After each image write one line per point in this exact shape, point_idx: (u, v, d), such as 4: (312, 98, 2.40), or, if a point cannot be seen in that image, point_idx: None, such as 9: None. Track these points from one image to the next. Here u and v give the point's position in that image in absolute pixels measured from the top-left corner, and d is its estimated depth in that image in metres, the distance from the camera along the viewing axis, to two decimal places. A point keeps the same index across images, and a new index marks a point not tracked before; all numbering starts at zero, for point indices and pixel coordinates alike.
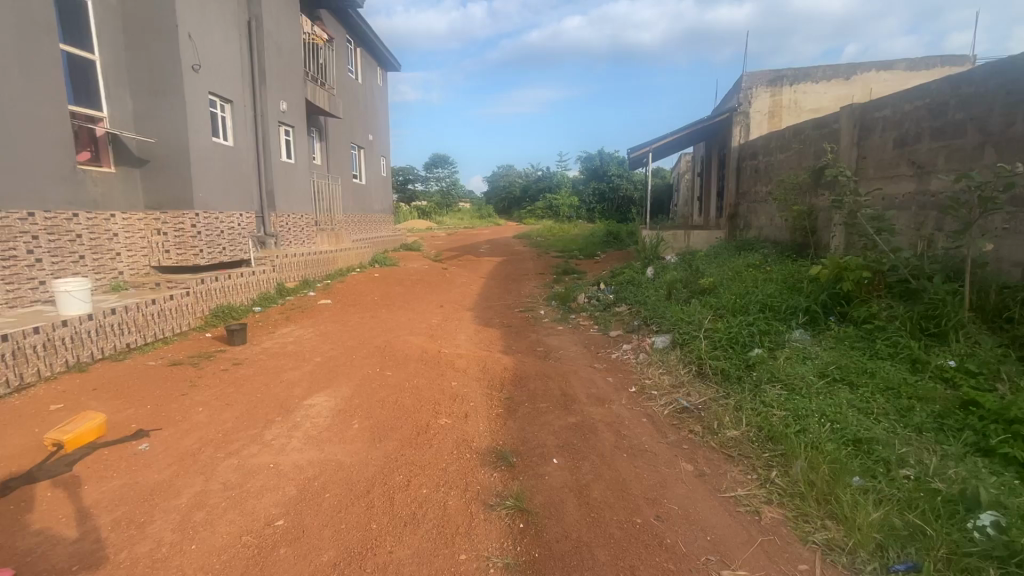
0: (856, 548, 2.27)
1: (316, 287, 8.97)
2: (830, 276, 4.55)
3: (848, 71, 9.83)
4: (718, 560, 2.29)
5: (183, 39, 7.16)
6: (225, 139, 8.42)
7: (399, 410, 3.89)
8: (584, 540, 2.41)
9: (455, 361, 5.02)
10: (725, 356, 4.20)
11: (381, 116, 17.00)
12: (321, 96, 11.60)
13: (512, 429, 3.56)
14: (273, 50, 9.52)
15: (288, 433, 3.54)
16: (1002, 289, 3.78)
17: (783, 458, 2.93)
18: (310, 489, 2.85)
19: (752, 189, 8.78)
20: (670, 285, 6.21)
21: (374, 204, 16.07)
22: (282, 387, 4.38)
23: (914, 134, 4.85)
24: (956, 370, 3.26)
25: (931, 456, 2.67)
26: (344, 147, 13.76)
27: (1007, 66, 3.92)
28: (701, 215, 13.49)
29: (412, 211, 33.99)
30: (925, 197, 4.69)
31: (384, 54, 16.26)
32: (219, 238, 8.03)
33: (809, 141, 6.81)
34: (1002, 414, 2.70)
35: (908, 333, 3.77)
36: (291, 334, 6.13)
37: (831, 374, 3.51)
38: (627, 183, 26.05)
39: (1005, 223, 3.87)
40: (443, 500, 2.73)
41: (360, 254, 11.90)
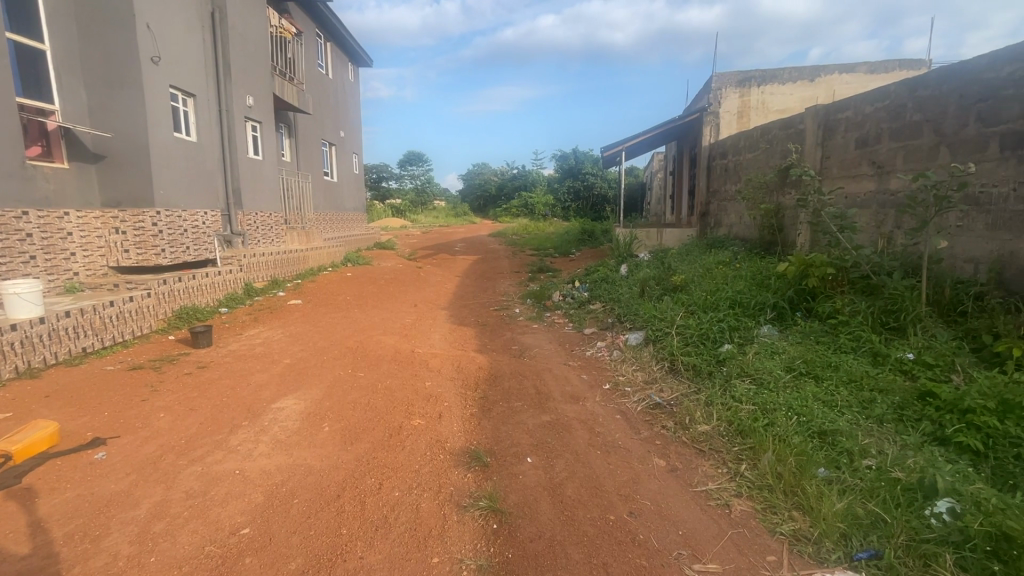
0: (820, 538, 2.32)
1: (285, 287, 8.75)
2: (796, 272, 4.67)
3: (812, 72, 10.11)
4: (689, 554, 2.32)
5: (141, 30, 6.87)
6: (188, 134, 8.12)
7: (371, 412, 3.82)
8: (558, 539, 2.40)
9: (429, 360, 4.97)
10: (696, 353, 4.27)
11: (353, 112, 16.69)
12: (290, 91, 11.31)
13: (486, 429, 3.54)
14: (239, 42, 9.23)
15: (255, 437, 3.43)
16: (956, 284, 3.93)
17: (751, 452, 2.99)
18: (277, 495, 2.77)
19: (722, 188, 8.95)
20: (643, 283, 6.27)
21: (346, 203, 15.79)
22: (249, 391, 4.25)
23: (874, 135, 5.02)
24: (915, 363, 3.39)
25: (891, 446, 2.76)
26: (315, 144, 13.50)
27: (961, 71, 4.08)
28: (674, 213, 13.70)
29: (386, 211, 33.59)
30: (885, 195, 4.85)
31: (356, 49, 15.99)
32: (182, 237, 7.74)
33: (775, 141, 6.97)
34: (956, 404, 2.81)
35: (869, 327, 3.90)
36: (259, 336, 5.96)
37: (798, 368, 3.61)
38: (602, 182, 26.20)
39: (959, 220, 4.04)
40: (416, 502, 2.69)
41: (332, 253, 11.69)
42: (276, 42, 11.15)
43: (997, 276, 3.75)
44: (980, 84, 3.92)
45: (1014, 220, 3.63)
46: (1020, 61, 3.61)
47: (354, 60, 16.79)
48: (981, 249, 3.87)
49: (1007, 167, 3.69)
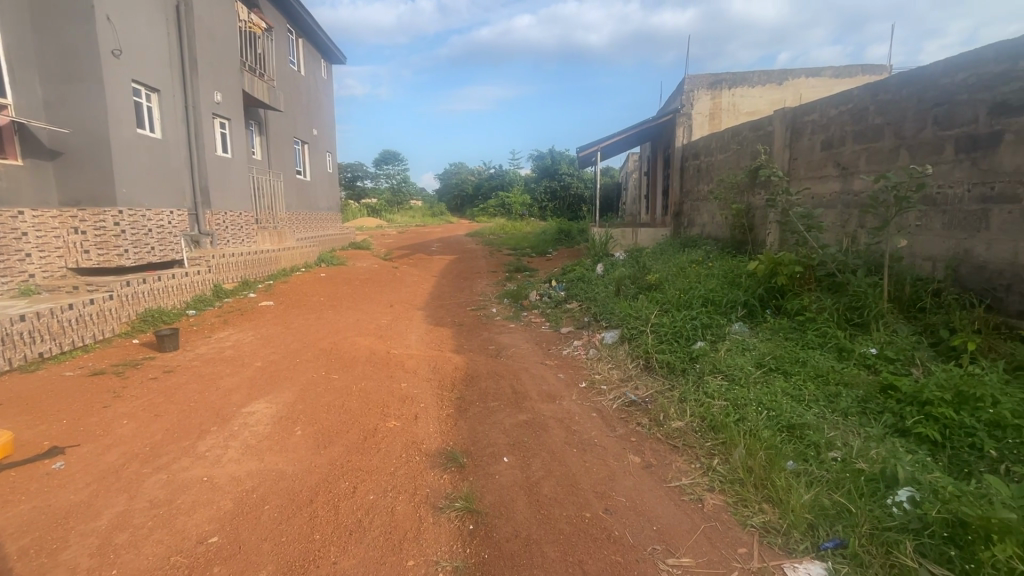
0: (789, 529, 2.38)
1: (257, 288, 8.54)
2: (766, 271, 4.78)
3: (780, 76, 10.39)
4: (662, 549, 2.34)
5: (101, 22, 6.61)
6: (152, 131, 7.85)
7: (346, 414, 3.76)
8: (534, 537, 2.40)
9: (405, 361, 4.92)
10: (670, 350, 4.35)
11: (326, 110, 16.40)
12: (260, 87, 11.04)
13: (463, 429, 3.53)
14: (205, 36, 8.97)
15: (225, 443, 3.34)
16: (916, 282, 4.08)
17: (723, 446, 3.05)
18: (247, 501, 2.70)
19: (695, 188, 9.12)
20: (618, 282, 6.34)
21: (320, 203, 15.52)
22: (218, 395, 4.14)
23: (839, 137, 5.18)
24: (877, 358, 3.51)
25: (856, 438, 2.84)
26: (287, 143, 13.25)
27: (919, 76, 4.24)
28: (648, 212, 13.89)
29: (361, 211, 33.10)
30: (849, 196, 5.02)
31: (329, 46, 15.74)
32: (146, 237, 7.46)
33: (745, 142, 7.13)
34: (916, 397, 2.92)
35: (835, 323, 4.02)
36: (229, 338, 5.81)
37: (767, 364, 3.70)
38: (578, 182, 26.39)
39: (918, 220, 4.21)
40: (392, 505, 2.65)
41: (305, 253, 11.46)
42: (245, 37, 10.87)
43: (953, 273, 3.91)
44: (936, 90, 4.08)
45: (968, 219, 3.80)
46: (972, 68, 3.78)
47: (326, 57, 16.51)
48: (938, 248, 4.03)
49: (962, 168, 3.85)
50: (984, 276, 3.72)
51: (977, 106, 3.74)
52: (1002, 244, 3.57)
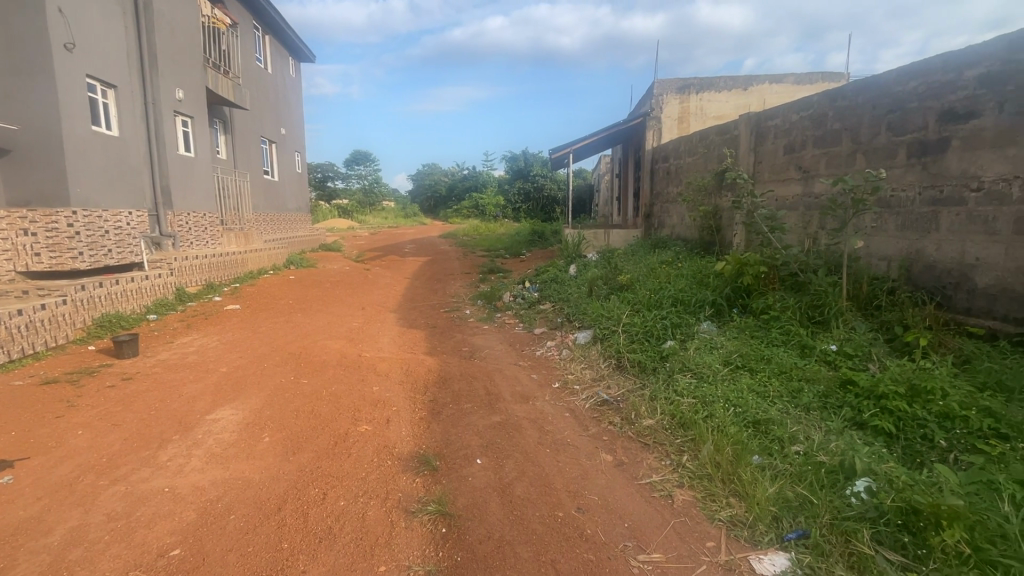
0: (755, 522, 2.45)
1: (222, 292, 8.28)
2: (733, 271, 4.91)
3: (746, 82, 10.70)
4: (634, 545, 2.38)
5: (53, 14, 6.32)
6: (108, 128, 7.53)
7: (315, 419, 3.69)
8: (506, 538, 2.41)
9: (377, 365, 4.85)
10: (641, 349, 4.42)
11: (294, 109, 16.03)
12: (225, 85, 10.73)
13: (436, 432, 3.50)
14: (166, 32, 8.67)
15: (188, 451, 3.23)
16: (872, 280, 4.24)
17: (692, 443, 3.12)
18: (212, 511, 2.61)
19: (665, 190, 9.29)
20: (591, 282, 6.41)
21: (288, 203, 15.16)
22: (181, 402, 3.99)
23: (800, 142, 5.37)
24: (837, 354, 3.64)
25: (817, 432, 2.94)
26: (254, 141, 12.90)
27: (874, 84, 4.44)
28: (620, 214, 14.09)
29: (332, 212, 32.50)
30: (810, 198, 5.22)
31: (297, 43, 15.42)
32: (102, 239, 7.16)
33: (712, 145, 7.32)
34: (872, 391, 3.05)
35: (797, 321, 4.15)
36: (192, 344, 5.61)
37: (734, 362, 3.80)
38: (551, 183, 26.55)
39: (874, 221, 4.40)
40: (362, 511, 2.61)
41: (273, 255, 11.19)
42: (209, 33, 10.55)
43: (906, 272, 4.10)
44: (890, 97, 4.27)
45: (920, 221, 3.99)
46: (922, 77, 3.98)
47: (295, 55, 16.18)
48: (892, 248, 4.23)
49: (913, 172, 4.04)
50: (934, 275, 3.91)
51: (926, 113, 3.93)
52: (951, 244, 3.77)
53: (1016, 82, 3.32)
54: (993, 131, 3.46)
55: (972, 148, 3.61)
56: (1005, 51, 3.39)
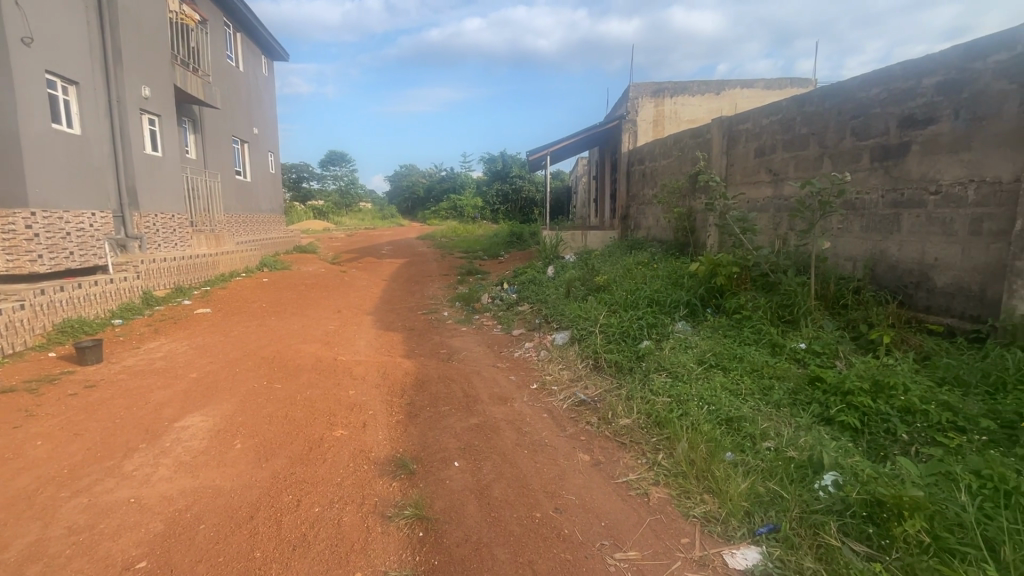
0: (728, 518, 2.50)
1: (191, 295, 8.06)
2: (706, 271, 5.00)
3: (718, 86, 10.94)
4: (611, 544, 2.41)
5: (10, 8, 6.07)
6: (69, 126, 7.26)
7: (289, 425, 3.61)
8: (484, 540, 2.40)
9: (353, 368, 4.79)
10: (618, 350, 4.48)
11: (267, 108, 15.70)
12: (194, 83, 10.45)
13: (413, 435, 3.48)
14: (132, 28, 8.41)
15: (155, 460, 3.13)
16: (839, 280, 4.37)
17: (668, 441, 3.16)
18: (180, 522, 2.54)
19: (641, 193, 9.42)
20: (568, 284, 6.45)
21: (261, 204, 14.85)
22: (148, 410, 3.87)
23: (770, 145, 5.51)
24: (806, 352, 3.74)
25: (787, 428, 3.01)
26: (225, 141, 12.59)
27: (839, 90, 4.59)
28: (597, 215, 14.24)
29: (307, 212, 32.00)
30: (780, 200, 5.36)
31: (270, 41, 15.14)
32: (63, 241, 6.89)
33: (686, 148, 7.45)
34: (839, 387, 3.15)
35: (768, 320, 4.26)
36: (160, 349, 5.44)
37: (708, 361, 3.88)
38: (530, 184, 26.62)
39: (840, 223, 4.55)
40: (338, 517, 2.57)
41: (245, 257, 10.94)
42: (178, 30, 10.27)
43: (870, 272, 4.25)
44: (854, 103, 4.42)
45: (883, 223, 4.13)
46: (884, 84, 4.13)
47: (268, 53, 15.88)
48: (857, 248, 4.37)
49: (876, 176, 4.20)
50: (896, 274, 4.06)
51: (888, 119, 4.09)
52: (911, 245, 3.92)
53: (971, 90, 3.48)
54: (950, 136, 3.61)
55: (930, 153, 3.76)
56: (960, 60, 3.55)
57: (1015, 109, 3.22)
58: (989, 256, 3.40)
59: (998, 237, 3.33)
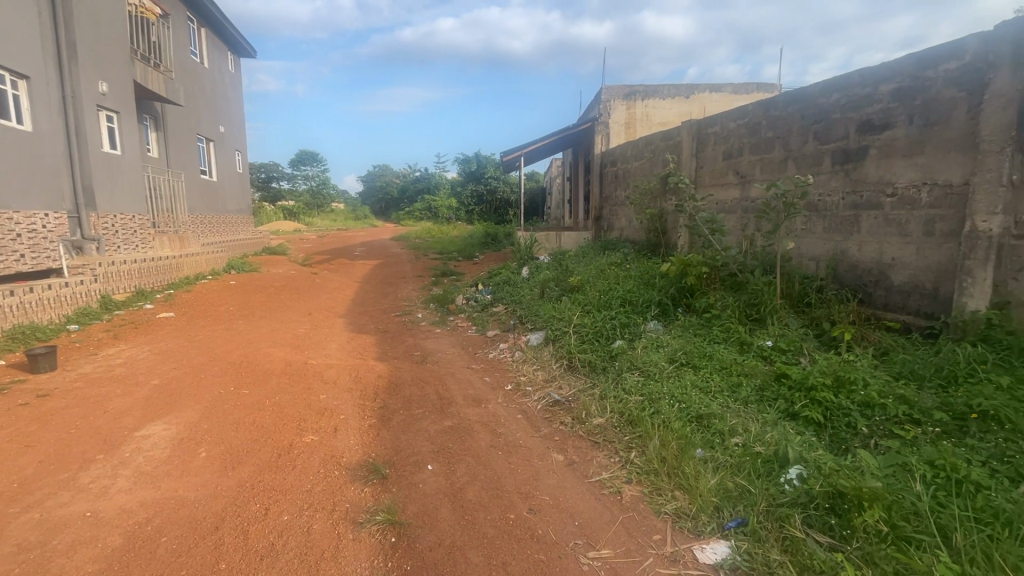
0: (698, 513, 2.55)
1: (154, 299, 7.77)
2: (677, 271, 5.09)
3: (688, 90, 11.19)
4: (584, 543, 2.42)
5: None
6: (19, 122, 6.91)
7: (257, 431, 3.51)
8: (457, 544, 2.39)
9: (324, 372, 4.70)
10: (592, 349, 4.52)
11: (234, 106, 15.28)
12: (156, 79, 10.08)
13: (386, 439, 3.43)
14: (87, 20, 8.06)
15: (114, 471, 3.00)
16: (803, 279, 4.51)
17: (640, 439, 3.21)
18: (140, 535, 2.44)
19: (613, 194, 9.53)
20: (543, 285, 6.48)
21: (228, 204, 14.43)
22: (106, 419, 3.71)
23: (737, 148, 5.66)
24: (772, 349, 3.85)
25: (754, 423, 3.09)
26: (189, 139, 12.19)
27: (802, 95, 4.74)
28: (571, 216, 14.37)
29: (277, 213, 31.28)
30: (747, 202, 5.50)
31: (236, 37, 14.73)
32: (13, 243, 6.55)
33: (657, 151, 7.58)
34: (803, 383, 3.24)
35: (736, 319, 4.36)
36: (119, 355, 5.22)
37: (679, 359, 3.95)
38: (504, 185, 26.63)
39: (804, 224, 4.70)
40: (307, 524, 2.52)
41: (211, 259, 10.61)
42: (138, 23, 9.90)
43: (832, 271, 4.40)
44: (816, 108, 4.58)
45: (844, 224, 4.28)
46: (844, 90, 4.29)
47: (234, 49, 15.45)
48: (820, 249, 4.52)
49: (837, 179, 4.35)
50: (856, 273, 4.22)
51: (848, 124, 4.24)
52: (870, 246, 4.07)
53: (923, 97, 3.64)
54: (905, 141, 3.77)
55: (886, 156, 3.92)
56: (913, 68, 3.71)
57: (964, 116, 3.38)
58: (941, 255, 3.56)
59: (949, 238, 3.49)
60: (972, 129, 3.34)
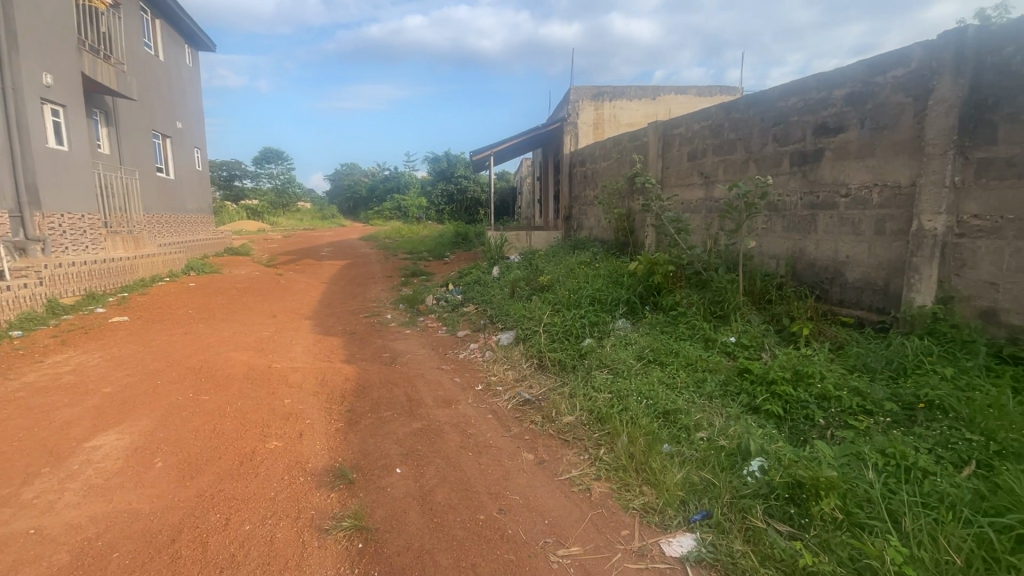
0: (665, 508, 2.59)
1: (106, 302, 7.41)
2: (644, 270, 5.18)
3: (654, 92, 11.40)
4: (553, 541, 2.43)
5: None
6: None
7: (217, 439, 3.39)
8: (426, 547, 2.36)
9: (290, 376, 4.57)
10: (561, 348, 4.55)
11: (192, 101, 14.70)
12: (106, 71, 9.60)
13: (353, 443, 3.37)
14: (29, 9, 7.60)
15: (60, 486, 2.85)
16: (765, 277, 4.65)
17: (608, 436, 3.25)
18: (90, 551, 2.32)
19: (583, 194, 9.62)
20: (513, 284, 6.48)
21: (187, 203, 13.88)
22: (53, 430, 3.51)
23: (701, 149, 5.80)
24: (735, 345, 3.95)
25: (718, 417, 3.17)
26: (143, 134, 11.65)
27: (762, 99, 4.89)
28: (542, 215, 14.45)
29: (239, 212, 30.31)
30: (711, 202, 5.64)
31: (193, 30, 14.16)
32: None
33: (625, 151, 7.68)
34: (765, 377, 3.35)
35: (701, 316, 4.47)
36: (68, 362, 4.95)
37: (647, 356, 4.01)
38: (475, 184, 26.52)
39: (765, 223, 4.86)
40: (271, 533, 2.44)
41: (168, 260, 10.19)
42: (86, 13, 9.40)
43: (792, 269, 4.56)
44: (775, 111, 4.74)
45: (802, 223, 4.44)
46: (801, 94, 4.45)
47: (191, 42, 14.85)
48: (781, 247, 4.68)
49: (795, 180, 4.51)
50: (814, 271, 4.38)
51: (804, 127, 4.40)
52: (826, 244, 4.23)
53: (873, 102, 3.81)
54: (857, 144, 3.94)
55: (840, 159, 4.09)
56: (864, 74, 3.88)
57: (911, 120, 3.55)
58: (891, 253, 3.73)
59: (898, 237, 3.66)
60: (918, 133, 3.52)
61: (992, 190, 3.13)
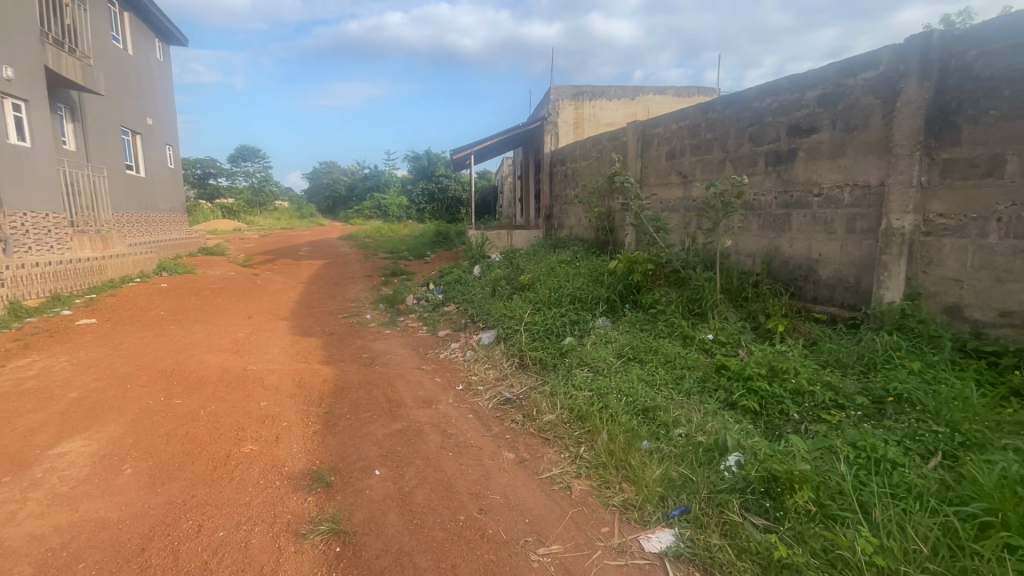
0: (644, 504, 2.62)
1: (72, 304, 7.16)
2: (624, 269, 5.22)
3: (633, 92, 11.50)
4: (534, 540, 2.43)
5: None
6: None
7: (190, 443, 3.30)
8: (405, 549, 2.34)
9: (266, 378, 4.48)
10: (542, 347, 4.55)
11: (163, 97, 14.31)
12: (71, 65, 9.27)
13: (331, 445, 3.32)
14: None
15: (22, 495, 2.73)
16: (741, 275, 4.73)
17: (589, 434, 3.26)
18: (54, 562, 2.24)
19: (563, 193, 9.65)
20: (494, 283, 6.46)
21: (158, 202, 13.49)
22: (15, 437, 3.37)
23: (679, 149, 5.87)
24: (713, 342, 4.01)
25: (696, 413, 3.20)
26: (111, 131, 11.29)
27: (738, 99, 4.97)
28: (523, 214, 14.46)
29: (214, 211, 29.63)
30: (688, 201, 5.72)
31: (164, 23, 13.76)
32: None
33: (604, 150, 7.73)
34: (741, 373, 3.40)
35: (680, 314, 4.52)
36: (31, 367, 4.76)
37: (626, 354, 4.05)
38: (455, 183, 26.41)
39: (741, 222, 4.94)
40: (246, 539, 2.39)
41: (138, 260, 9.89)
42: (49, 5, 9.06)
43: (767, 267, 4.65)
44: (750, 111, 4.83)
45: (777, 222, 4.53)
46: (775, 95, 4.54)
47: (162, 36, 14.44)
48: (756, 246, 4.77)
49: (770, 179, 4.60)
50: (789, 268, 4.46)
51: (779, 127, 4.49)
52: (800, 242, 4.32)
53: (844, 104, 3.90)
54: (829, 144, 4.03)
55: (813, 159, 4.18)
56: (836, 76, 3.97)
57: (880, 122, 3.65)
58: (861, 251, 3.83)
59: (868, 235, 3.76)
60: (886, 134, 3.61)
61: (957, 190, 3.23)
